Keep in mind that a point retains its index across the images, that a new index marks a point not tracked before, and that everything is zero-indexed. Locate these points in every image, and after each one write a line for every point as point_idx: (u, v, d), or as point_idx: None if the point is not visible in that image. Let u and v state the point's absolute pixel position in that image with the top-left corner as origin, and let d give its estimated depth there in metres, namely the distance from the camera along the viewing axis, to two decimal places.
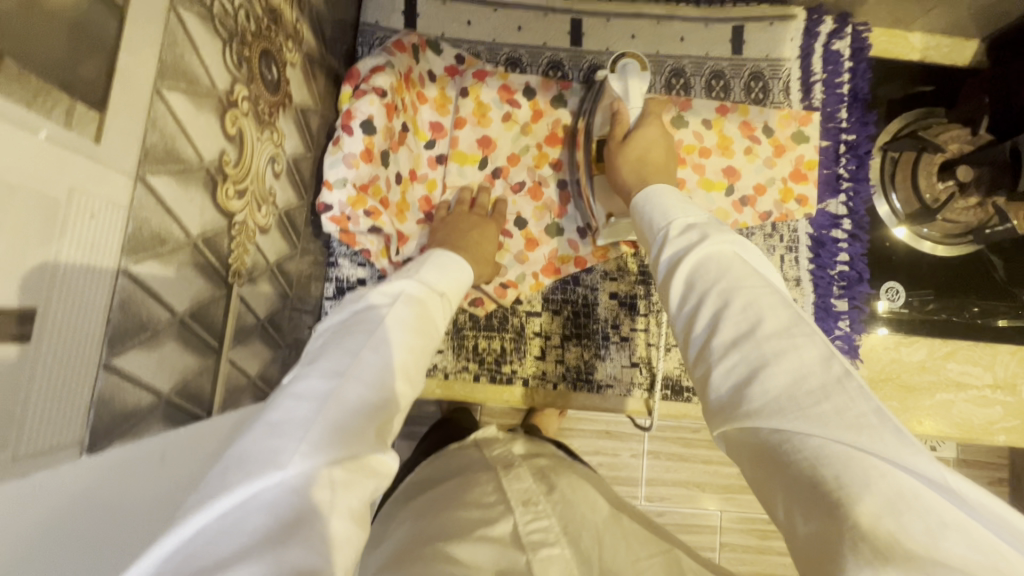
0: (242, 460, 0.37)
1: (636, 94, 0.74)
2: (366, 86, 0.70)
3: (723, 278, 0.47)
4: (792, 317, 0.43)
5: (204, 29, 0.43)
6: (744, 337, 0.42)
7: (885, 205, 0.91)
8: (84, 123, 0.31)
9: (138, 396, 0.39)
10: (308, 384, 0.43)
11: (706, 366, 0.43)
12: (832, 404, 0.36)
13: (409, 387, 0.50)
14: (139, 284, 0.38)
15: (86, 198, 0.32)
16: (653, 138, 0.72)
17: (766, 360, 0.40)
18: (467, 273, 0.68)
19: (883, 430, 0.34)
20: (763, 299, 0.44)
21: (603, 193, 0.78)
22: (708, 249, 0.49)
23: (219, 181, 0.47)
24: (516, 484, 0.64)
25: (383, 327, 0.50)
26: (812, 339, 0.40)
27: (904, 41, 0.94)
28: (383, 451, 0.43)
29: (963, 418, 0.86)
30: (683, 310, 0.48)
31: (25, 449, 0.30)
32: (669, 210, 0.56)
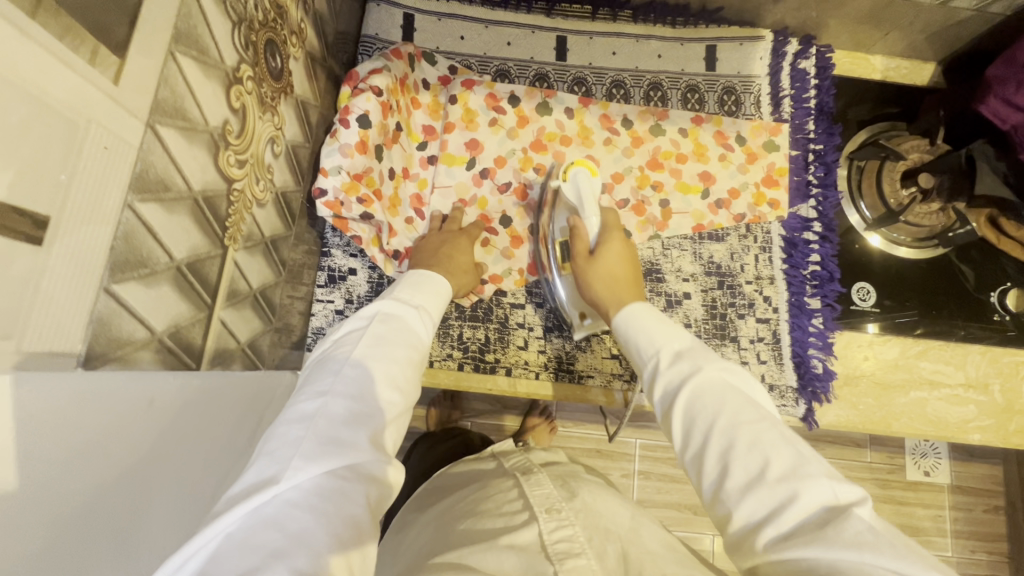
0: (247, 486, 0.44)
1: (589, 201, 0.80)
2: (364, 85, 0.76)
3: (721, 415, 0.53)
4: (792, 453, 0.48)
5: (218, 11, 0.48)
6: (755, 481, 0.47)
7: (856, 215, 0.96)
8: (105, 64, 0.35)
9: (132, 328, 0.42)
10: (296, 409, 0.50)
11: (724, 509, 0.48)
12: (835, 527, 0.42)
13: (399, 395, 0.57)
14: (141, 221, 0.41)
15: (100, 130, 0.36)
16: (615, 251, 0.78)
17: (777, 497, 0.46)
18: (444, 286, 0.74)
19: (880, 544, 0.40)
20: (763, 436, 0.50)
21: (572, 291, 0.82)
22: (700, 380, 0.57)
23: (221, 147, 0.51)
24: (537, 490, 0.66)
25: (361, 346, 0.58)
26: (815, 478, 0.46)
27: (866, 62, 1.02)
28: (386, 457, 0.51)
29: (937, 416, 0.88)
30: (689, 447, 0.54)
31: (28, 343, 0.33)
32: (654, 337, 0.64)
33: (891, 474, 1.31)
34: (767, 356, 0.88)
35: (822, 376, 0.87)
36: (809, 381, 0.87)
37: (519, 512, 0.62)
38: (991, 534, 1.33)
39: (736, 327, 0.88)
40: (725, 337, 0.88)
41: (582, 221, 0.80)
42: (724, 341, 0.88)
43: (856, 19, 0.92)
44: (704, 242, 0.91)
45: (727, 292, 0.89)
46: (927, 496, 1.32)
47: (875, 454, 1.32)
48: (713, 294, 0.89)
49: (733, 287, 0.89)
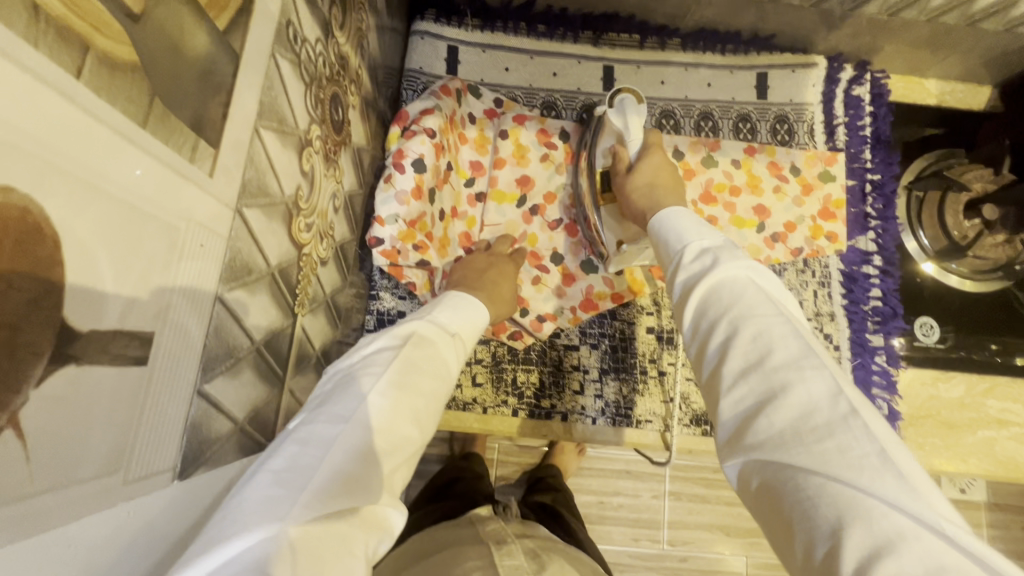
0: (240, 507, 0.34)
1: (636, 126, 0.73)
2: (417, 127, 0.74)
3: (732, 306, 0.45)
4: (803, 346, 0.41)
5: (294, 75, 0.46)
6: (754, 370, 0.41)
7: (913, 241, 0.93)
8: (203, 159, 0.33)
9: (219, 423, 0.40)
10: (313, 429, 0.40)
11: (717, 394, 0.42)
12: (836, 442, 0.35)
13: (418, 432, 0.46)
14: (229, 312, 0.39)
15: (197, 229, 0.33)
16: (656, 163, 0.71)
17: (773, 394, 0.39)
18: (483, 313, 0.64)
19: (884, 472, 0.33)
20: (775, 328, 0.42)
21: (612, 221, 0.78)
22: (718, 275, 0.48)
23: (294, 215, 0.49)
24: (506, 560, 0.57)
25: (393, 368, 0.47)
26: (823, 372, 0.39)
27: (920, 87, 0.98)
28: (391, 503, 0.41)
29: (1007, 456, 0.85)
30: (696, 333, 0.47)
31: (134, 471, 0.30)
32: (684, 233, 0.55)
33: None
34: None
35: (888, 418, 0.84)
36: None
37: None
38: None
39: None
40: None
41: (623, 146, 0.74)
42: None
43: (914, 44, 0.89)
44: None
45: None
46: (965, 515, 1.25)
47: None
48: None
49: None
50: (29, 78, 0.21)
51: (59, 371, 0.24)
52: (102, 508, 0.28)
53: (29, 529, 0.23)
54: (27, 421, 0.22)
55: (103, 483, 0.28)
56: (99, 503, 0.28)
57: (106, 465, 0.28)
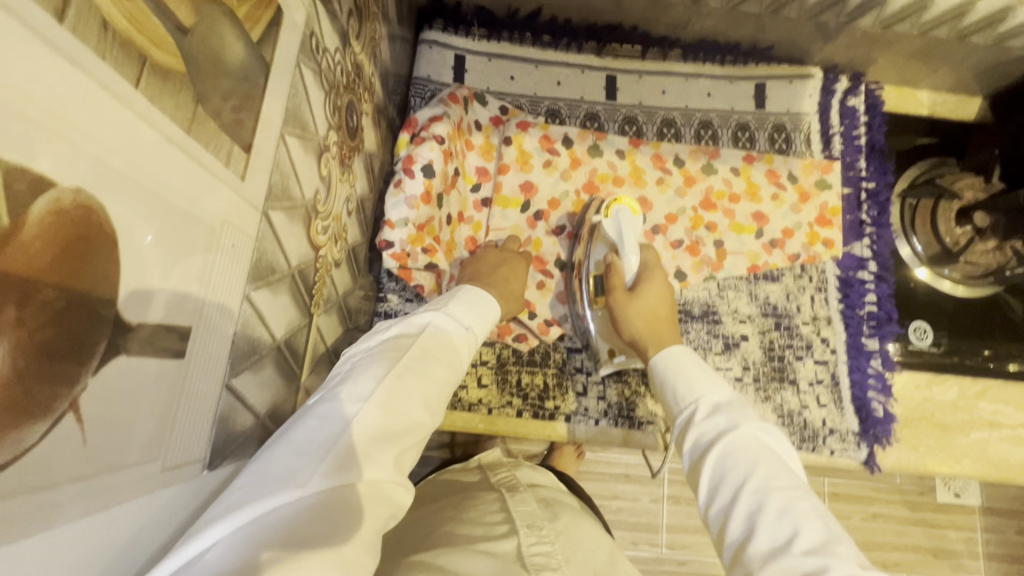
0: (261, 472, 0.37)
1: (630, 240, 0.78)
2: (426, 134, 0.76)
3: (752, 475, 0.48)
4: (825, 529, 0.43)
5: (315, 84, 0.48)
6: (780, 551, 0.43)
7: (907, 246, 0.95)
8: (236, 162, 0.35)
9: (243, 417, 0.41)
10: (332, 406, 0.42)
11: (744, 570, 0.44)
12: None
13: (430, 418, 0.48)
14: (254, 309, 0.40)
15: (230, 229, 0.35)
16: (656, 289, 0.77)
17: (801, 567, 0.41)
18: (495, 309, 0.66)
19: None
20: (798, 505, 0.45)
21: (606, 330, 0.82)
22: (736, 438, 0.51)
23: (313, 218, 0.51)
24: (519, 506, 0.62)
25: (409, 356, 0.49)
26: (848, 559, 0.41)
27: (913, 98, 1.01)
28: (399, 479, 0.41)
29: (999, 458, 0.87)
30: (714, 504, 0.50)
31: (170, 460, 0.32)
32: (693, 384, 0.59)
33: (920, 496, 1.25)
34: (827, 399, 0.86)
35: (883, 420, 0.86)
36: (870, 425, 0.85)
37: (496, 524, 0.58)
38: None
39: (795, 369, 0.87)
40: (784, 380, 0.87)
41: (620, 259, 0.79)
42: (783, 384, 0.86)
43: (907, 57, 0.92)
44: (759, 282, 0.90)
45: (784, 334, 0.88)
46: (959, 519, 1.26)
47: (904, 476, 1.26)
48: (770, 336, 0.88)
49: (790, 329, 0.88)
50: (97, 86, 0.22)
51: (111, 360, 0.25)
52: (142, 493, 0.29)
53: (81, 508, 0.25)
54: (84, 407, 0.24)
55: (144, 469, 0.29)
56: (140, 488, 0.29)
57: (147, 451, 0.29)
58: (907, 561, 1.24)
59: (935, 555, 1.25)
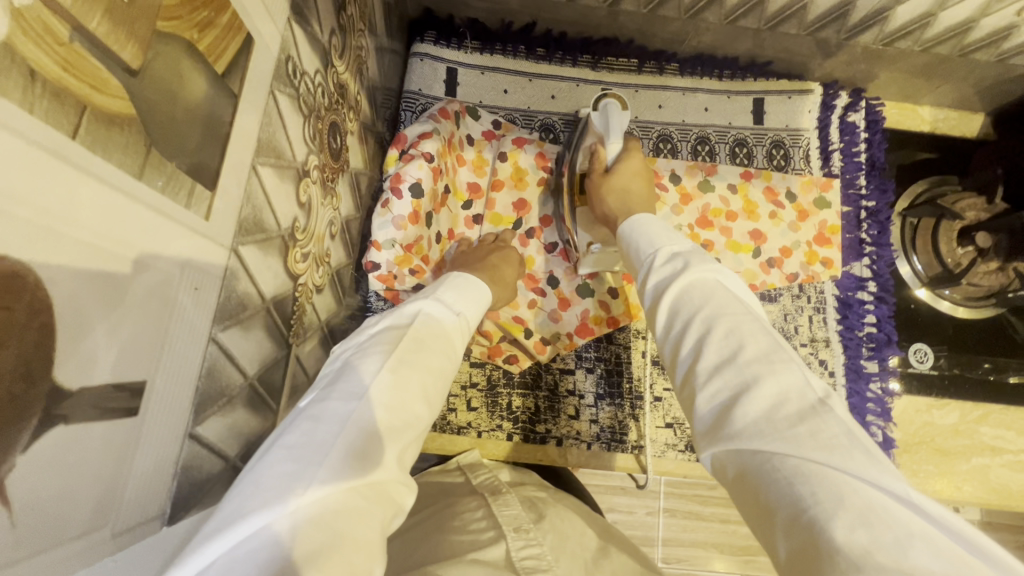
0: (257, 483, 0.35)
1: (616, 129, 0.75)
2: (415, 151, 0.74)
3: (706, 307, 0.47)
4: (771, 346, 0.43)
5: (292, 108, 0.46)
6: (729, 368, 0.42)
7: (907, 266, 0.94)
8: (199, 202, 0.33)
9: (211, 464, 0.39)
10: (326, 406, 0.41)
11: (694, 392, 0.43)
12: (807, 427, 0.36)
13: (426, 410, 0.46)
14: (223, 351, 0.38)
15: (191, 271, 0.33)
16: (634, 167, 0.73)
17: (748, 386, 0.40)
18: (487, 294, 0.65)
19: (851, 450, 0.35)
20: (746, 328, 0.44)
21: (588, 224, 0.79)
22: (693, 279, 0.49)
23: (290, 246, 0.49)
24: (504, 510, 0.58)
25: (402, 347, 0.47)
26: (790, 369, 0.41)
27: (914, 113, 0.99)
28: (402, 478, 0.41)
29: (1001, 484, 0.85)
30: (669, 332, 0.49)
31: (123, 523, 0.30)
32: (656, 239, 0.56)
33: None
34: None
35: (882, 446, 0.84)
36: None
37: (485, 530, 0.54)
38: None
39: None
40: None
41: (604, 148, 0.76)
42: None
43: (908, 73, 0.91)
44: None
45: None
46: None
47: None
48: None
49: None
50: (24, 144, 0.21)
51: (46, 435, 0.23)
52: (88, 564, 0.27)
53: None
54: (12, 489, 0.22)
55: (90, 539, 0.27)
56: (87, 559, 0.27)
57: (93, 519, 0.27)
58: None
59: None
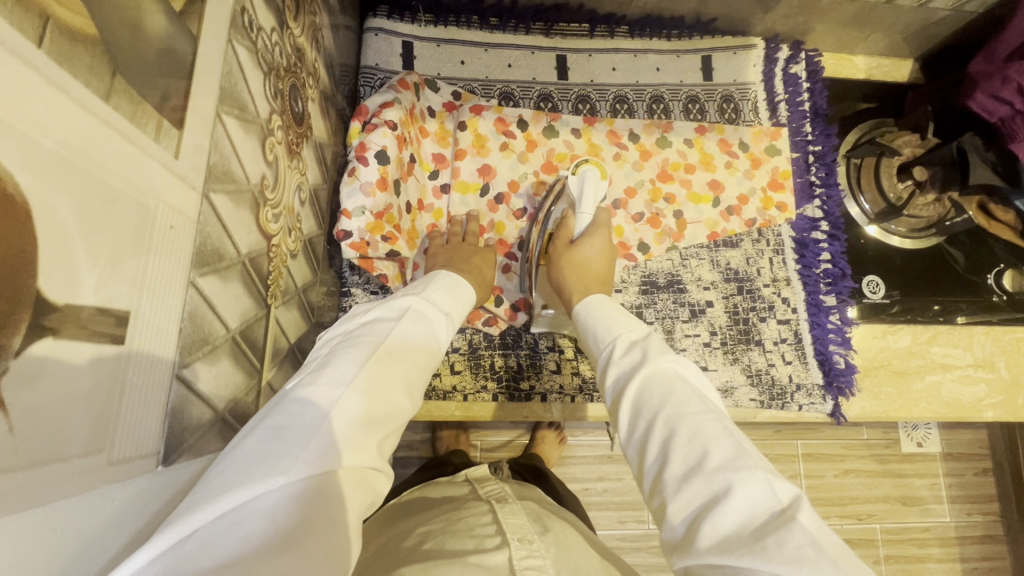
0: (243, 458, 0.36)
1: (589, 199, 0.81)
2: (377, 120, 0.74)
3: (665, 404, 0.48)
4: (734, 446, 0.44)
5: (251, 63, 0.46)
6: (693, 472, 0.43)
7: (856, 207, 1.00)
8: (167, 138, 0.33)
9: (200, 411, 0.39)
10: (313, 390, 0.41)
11: (661, 499, 0.44)
12: (773, 538, 0.37)
13: (409, 404, 0.47)
14: (202, 296, 0.39)
15: (166, 210, 0.33)
16: (597, 245, 0.77)
17: (717, 497, 0.41)
18: (472, 295, 0.66)
19: (820, 562, 0.35)
20: (706, 428, 0.45)
21: (543, 282, 0.83)
22: (649, 371, 0.52)
23: (261, 204, 0.49)
24: (511, 518, 0.59)
25: (387, 341, 0.48)
26: (755, 474, 0.42)
27: (851, 63, 1.05)
28: (380, 466, 0.41)
29: (953, 398, 0.91)
30: (633, 434, 0.50)
31: (118, 453, 0.30)
32: (611, 325, 0.60)
33: (886, 448, 1.31)
34: (791, 356, 0.89)
35: (845, 371, 0.89)
36: (833, 377, 0.88)
37: (488, 537, 0.54)
38: (984, 496, 1.35)
39: (759, 330, 0.90)
40: (750, 341, 0.89)
41: (574, 215, 0.81)
42: (749, 345, 0.89)
43: (842, 22, 0.96)
44: (720, 249, 0.92)
45: (747, 297, 0.91)
46: (922, 467, 1.33)
47: (871, 431, 1.31)
48: (734, 300, 0.90)
49: (752, 292, 0.91)
50: None
51: (36, 343, 0.24)
52: (84, 490, 0.27)
53: (15, 503, 0.23)
54: (5, 393, 0.22)
55: (87, 462, 0.28)
56: (84, 484, 0.27)
57: (89, 445, 0.28)
58: (880, 512, 1.29)
59: (904, 504, 1.30)
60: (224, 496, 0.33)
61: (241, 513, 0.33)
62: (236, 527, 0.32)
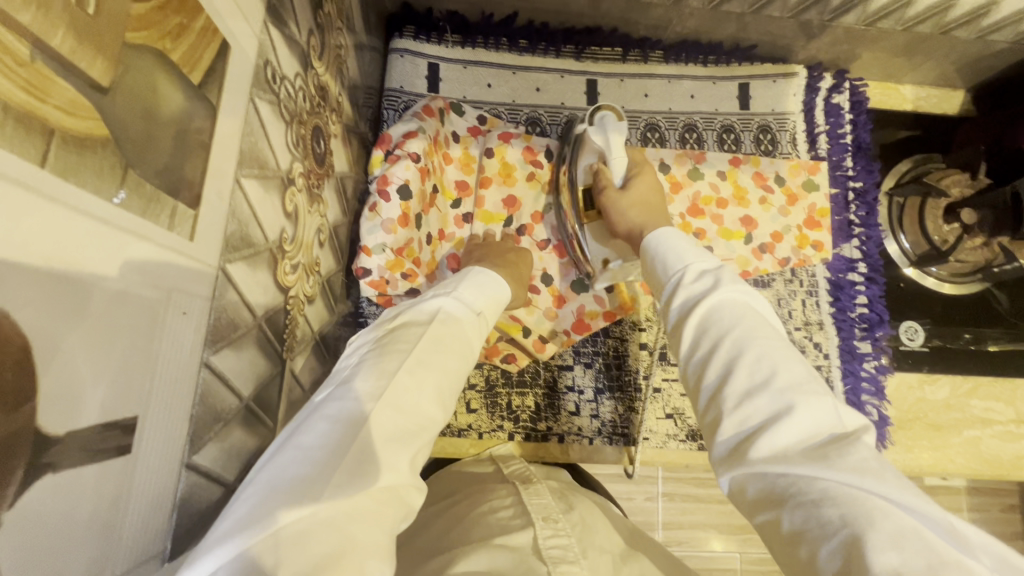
0: (269, 484, 0.33)
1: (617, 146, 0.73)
2: (400, 152, 0.72)
3: (736, 326, 0.45)
4: (804, 371, 0.41)
5: (273, 115, 0.44)
6: (757, 389, 0.40)
7: (895, 245, 0.95)
8: (182, 221, 0.31)
9: (211, 492, 0.38)
10: (340, 407, 0.39)
11: (717, 413, 0.41)
12: (836, 451, 0.35)
13: (441, 413, 0.45)
14: (217, 374, 0.37)
15: (179, 296, 0.31)
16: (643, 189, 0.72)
17: (783, 413, 0.38)
18: (505, 293, 0.62)
19: (883, 473, 0.34)
20: (776, 351, 0.42)
21: (601, 238, 0.77)
22: (718, 298, 0.47)
23: (279, 259, 0.47)
24: (535, 498, 0.56)
25: (420, 348, 0.46)
26: (822, 398, 0.39)
27: (897, 93, 0.99)
28: (413, 483, 0.39)
29: (991, 454, 0.87)
30: (694, 352, 0.46)
31: (122, 566, 0.28)
32: (685, 253, 0.54)
33: (909, 481, 1.27)
34: None
35: (878, 423, 0.85)
36: None
37: (510, 518, 0.51)
38: (1010, 533, 1.29)
39: None
40: None
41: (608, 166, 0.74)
42: None
43: (891, 52, 0.91)
44: None
45: None
46: (945, 501, 1.28)
47: None
48: None
49: None
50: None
51: (35, 486, 0.22)
52: None
53: None
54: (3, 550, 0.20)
55: None
56: None
57: (95, 564, 0.26)
58: None
59: None
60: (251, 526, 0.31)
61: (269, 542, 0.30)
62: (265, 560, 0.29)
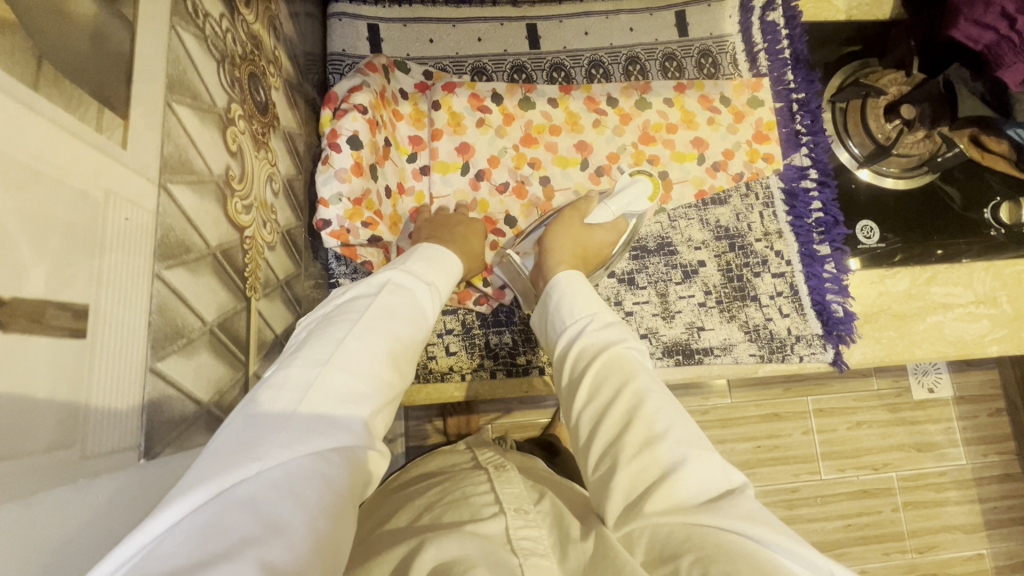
0: (217, 450, 0.34)
1: (624, 195, 0.82)
2: (347, 105, 0.73)
3: (632, 379, 0.50)
4: (692, 427, 0.47)
5: (201, 50, 0.45)
6: (655, 441, 0.45)
7: (845, 152, 0.98)
8: (111, 127, 0.32)
9: (183, 403, 0.39)
10: (289, 373, 0.40)
11: (617, 462, 0.45)
12: (727, 504, 0.40)
13: (397, 376, 0.47)
14: (170, 288, 0.38)
15: (119, 200, 0.32)
16: (606, 237, 0.80)
17: (676, 465, 0.43)
18: (460, 263, 0.65)
19: (767, 521, 0.38)
20: (667, 405, 0.48)
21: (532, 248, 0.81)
22: (619, 350, 0.54)
23: (228, 195, 0.48)
24: (506, 486, 0.52)
25: (370, 316, 0.47)
26: (707, 453, 0.44)
27: (829, 5, 1.01)
28: (375, 445, 0.41)
29: (956, 336, 0.90)
30: (594, 403, 0.51)
31: (93, 447, 0.30)
32: (583, 307, 0.62)
33: (899, 397, 1.31)
34: (788, 309, 0.88)
35: (845, 319, 0.87)
36: (833, 326, 0.87)
37: (483, 506, 0.49)
38: (1000, 436, 1.34)
39: (755, 285, 0.89)
40: (745, 298, 0.88)
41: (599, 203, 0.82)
42: (745, 301, 0.88)
43: None
44: (708, 208, 0.91)
45: (740, 254, 0.89)
46: (935, 412, 1.32)
47: (882, 380, 1.30)
48: (726, 258, 0.89)
49: (744, 248, 0.90)
50: None
51: None
52: (61, 484, 0.28)
53: None
54: None
55: (59, 456, 0.28)
56: (58, 479, 0.27)
57: (66, 533, 0.28)
58: (895, 460, 1.29)
59: (919, 450, 1.30)
60: (198, 489, 0.31)
61: (220, 508, 0.30)
62: (215, 521, 0.30)
